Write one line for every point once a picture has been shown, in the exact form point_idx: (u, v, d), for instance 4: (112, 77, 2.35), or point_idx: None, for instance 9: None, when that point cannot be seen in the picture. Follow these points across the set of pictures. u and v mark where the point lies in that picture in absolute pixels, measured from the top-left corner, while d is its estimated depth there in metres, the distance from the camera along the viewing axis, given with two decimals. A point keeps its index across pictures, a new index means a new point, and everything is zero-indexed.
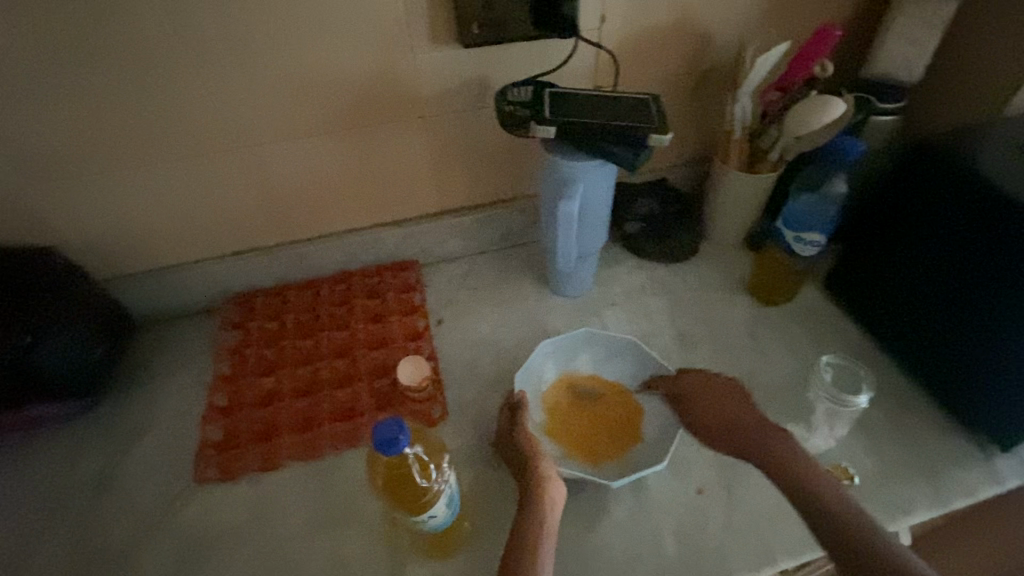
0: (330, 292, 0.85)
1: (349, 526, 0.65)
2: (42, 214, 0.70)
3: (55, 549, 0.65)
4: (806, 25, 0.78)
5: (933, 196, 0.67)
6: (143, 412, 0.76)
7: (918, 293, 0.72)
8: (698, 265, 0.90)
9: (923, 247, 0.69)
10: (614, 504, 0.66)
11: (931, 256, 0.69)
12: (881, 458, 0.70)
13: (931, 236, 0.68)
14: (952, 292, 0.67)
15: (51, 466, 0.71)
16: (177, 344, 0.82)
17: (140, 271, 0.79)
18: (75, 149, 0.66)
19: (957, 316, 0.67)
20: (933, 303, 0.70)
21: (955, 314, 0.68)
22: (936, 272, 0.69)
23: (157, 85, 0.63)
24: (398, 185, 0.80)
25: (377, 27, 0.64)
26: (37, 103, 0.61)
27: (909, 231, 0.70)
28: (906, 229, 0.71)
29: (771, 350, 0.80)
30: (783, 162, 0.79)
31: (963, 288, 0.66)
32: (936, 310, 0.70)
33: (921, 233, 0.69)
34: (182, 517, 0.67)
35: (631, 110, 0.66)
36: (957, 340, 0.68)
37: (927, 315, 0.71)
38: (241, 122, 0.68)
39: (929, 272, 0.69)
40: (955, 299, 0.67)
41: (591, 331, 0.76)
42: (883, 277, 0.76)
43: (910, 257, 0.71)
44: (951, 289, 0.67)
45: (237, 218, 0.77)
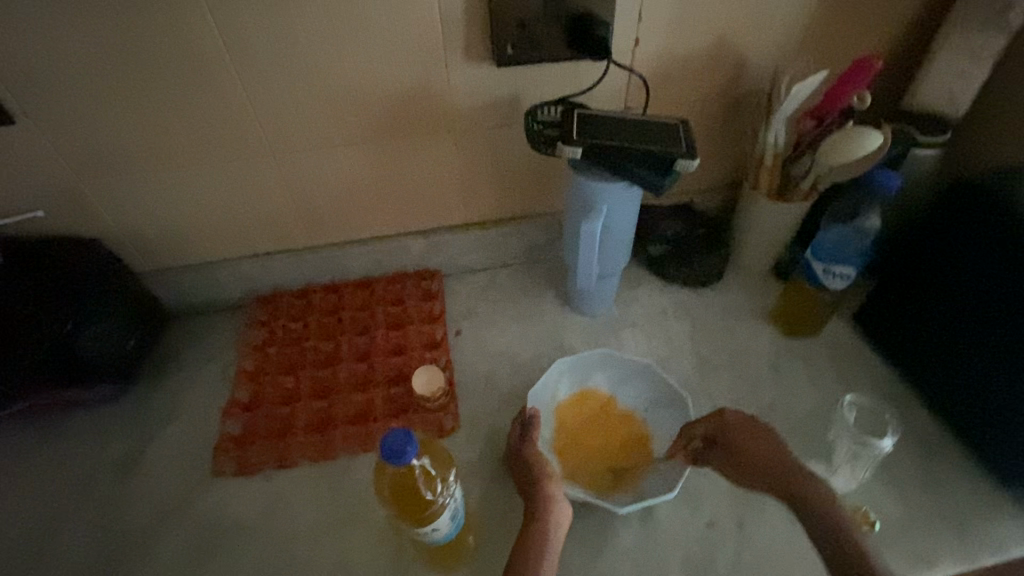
0: (354, 296, 0.87)
1: (356, 530, 0.66)
2: (91, 208, 0.74)
3: (79, 527, 0.68)
4: (845, 55, 0.77)
5: (974, 227, 0.65)
6: (170, 400, 0.79)
7: (950, 326, 0.69)
8: (722, 291, 0.88)
9: (956, 279, 0.67)
10: (622, 530, 0.65)
11: (965, 289, 0.66)
12: (905, 504, 0.67)
13: (965, 268, 0.66)
14: (986, 327, 0.65)
15: (81, 449, 0.75)
16: (206, 338, 0.85)
17: (177, 266, 0.83)
18: (126, 148, 0.70)
19: (990, 353, 0.64)
20: (965, 337, 0.67)
21: (988, 350, 0.65)
22: (969, 305, 0.66)
23: (206, 91, 0.66)
24: (426, 196, 0.82)
25: (414, 44, 0.66)
26: (94, 105, 0.65)
27: (943, 262, 0.68)
28: (938, 259, 0.69)
29: (794, 383, 0.78)
30: (815, 192, 0.77)
31: (996, 324, 0.63)
32: (968, 344, 0.67)
33: (954, 264, 0.67)
34: (198, 507, 0.69)
35: (659, 134, 0.66)
36: (991, 379, 0.65)
37: (959, 351, 0.68)
38: (281, 128, 0.71)
39: (962, 304, 0.67)
40: (989, 334, 0.64)
41: (608, 353, 0.76)
42: (914, 309, 0.73)
43: (942, 288, 0.69)
44: (983, 324, 0.65)
45: (271, 220, 0.80)
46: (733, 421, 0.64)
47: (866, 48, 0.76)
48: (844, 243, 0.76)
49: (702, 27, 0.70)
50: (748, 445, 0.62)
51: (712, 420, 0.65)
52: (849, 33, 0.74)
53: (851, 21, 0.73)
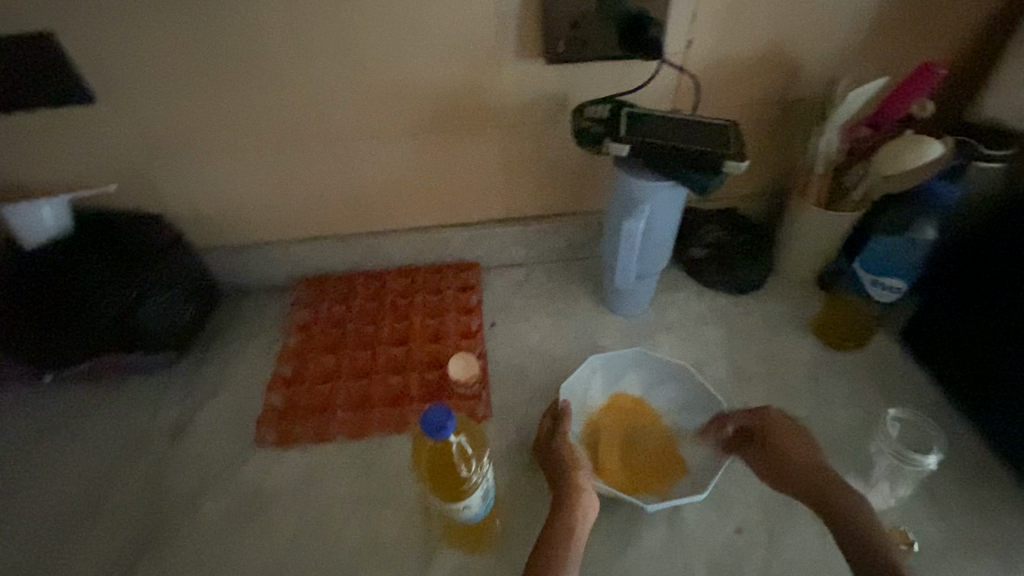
0: (395, 283, 0.90)
1: (387, 507, 0.68)
2: (159, 186, 0.79)
3: (131, 483, 0.73)
4: (907, 63, 0.75)
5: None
6: (218, 372, 0.83)
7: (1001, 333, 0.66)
8: (763, 299, 0.87)
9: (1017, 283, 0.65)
10: (648, 528, 0.65)
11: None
12: (947, 528, 0.64)
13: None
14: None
15: (136, 412, 0.79)
16: (254, 315, 0.90)
17: (231, 245, 0.87)
18: (194, 131, 0.74)
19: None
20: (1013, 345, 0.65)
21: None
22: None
23: (269, 79, 0.70)
24: (470, 189, 0.84)
25: (470, 39, 0.68)
26: (169, 89, 0.70)
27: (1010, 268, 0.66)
28: (1002, 271, 0.67)
29: (834, 397, 0.76)
30: (867, 202, 0.75)
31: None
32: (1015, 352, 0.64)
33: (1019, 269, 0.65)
34: (240, 473, 0.72)
35: (707, 135, 0.66)
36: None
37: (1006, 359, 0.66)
38: (338, 117, 0.74)
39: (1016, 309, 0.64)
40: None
41: (642, 352, 0.75)
42: (964, 315, 0.71)
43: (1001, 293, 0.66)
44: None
45: (321, 205, 0.84)
46: (766, 414, 0.67)
47: (928, 56, 0.74)
48: (898, 253, 0.76)
49: (757, 30, 0.70)
50: (783, 438, 0.64)
51: (750, 417, 0.67)
52: (911, 40, 0.72)
53: (914, 28, 0.71)
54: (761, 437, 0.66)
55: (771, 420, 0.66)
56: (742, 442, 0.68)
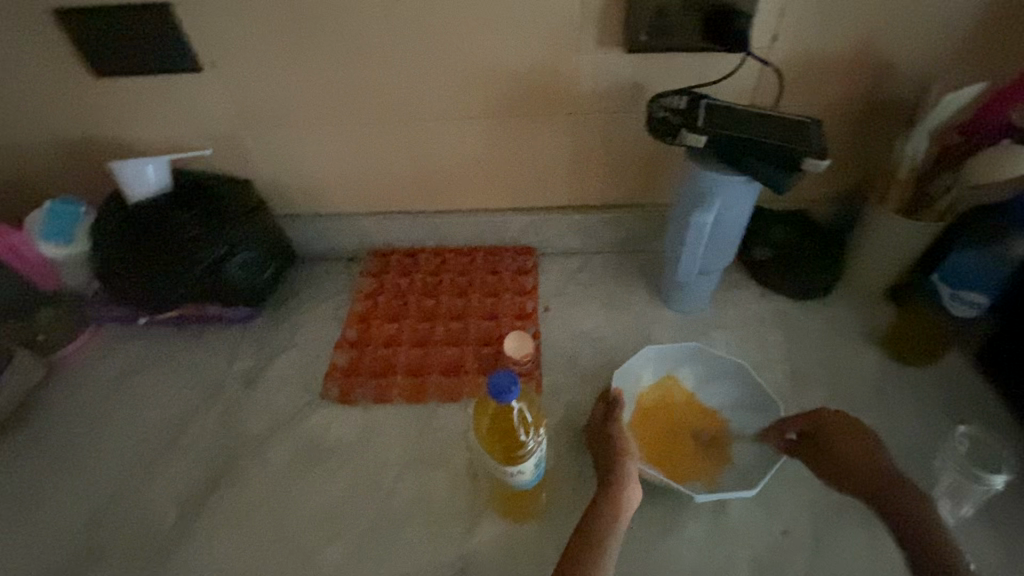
0: (456, 261, 0.93)
1: (437, 470, 0.72)
2: (249, 152, 0.85)
3: (207, 423, 0.79)
4: (1011, 68, 0.71)
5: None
6: (288, 330, 0.89)
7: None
8: (827, 305, 0.85)
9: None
10: (691, 519, 0.66)
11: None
12: (1012, 556, 0.61)
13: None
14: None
15: (214, 359, 0.86)
16: (323, 281, 0.95)
17: (308, 213, 0.92)
18: (286, 102, 0.79)
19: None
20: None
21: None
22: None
23: (358, 56, 0.74)
24: (537, 174, 0.86)
25: (553, 25, 0.69)
26: (267, 61, 0.75)
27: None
28: None
29: (897, 411, 0.73)
30: (953, 212, 0.72)
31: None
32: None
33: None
34: (304, 424, 0.77)
35: (789, 131, 0.65)
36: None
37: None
38: (418, 96, 0.77)
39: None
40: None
41: (698, 346, 0.75)
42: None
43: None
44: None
45: (394, 181, 0.87)
46: (825, 419, 0.63)
47: None
48: (982, 268, 0.71)
49: (848, 27, 0.68)
50: (837, 443, 0.62)
51: (806, 418, 0.64)
52: (1019, 44, 0.68)
53: (1022, 31, 0.67)
54: (821, 438, 0.63)
55: (827, 420, 0.63)
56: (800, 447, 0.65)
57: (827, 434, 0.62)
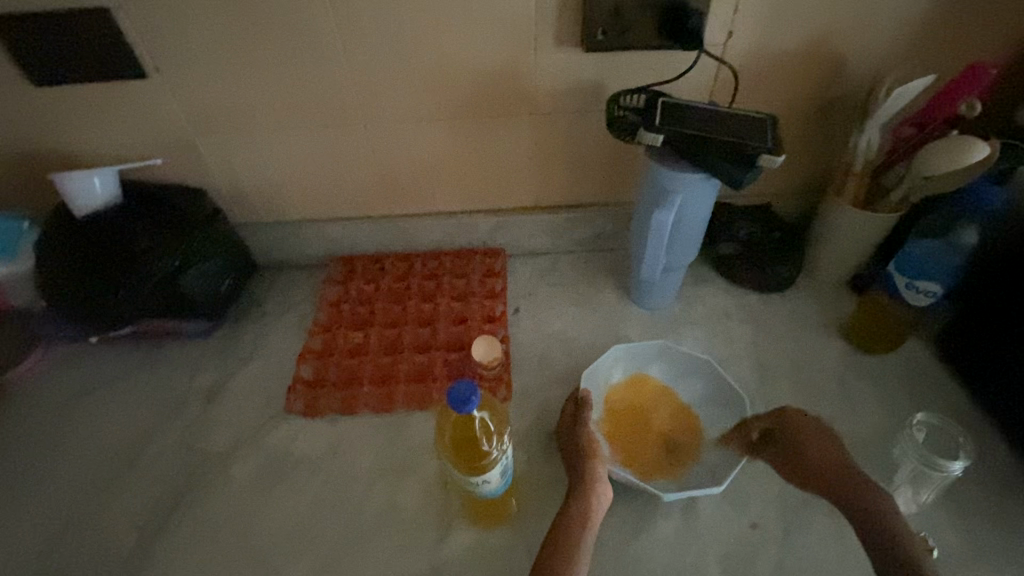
0: (423, 266, 0.92)
1: (407, 480, 0.70)
2: (202, 160, 0.82)
3: (167, 442, 0.76)
4: (958, 61, 0.72)
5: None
6: (251, 342, 0.86)
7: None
8: (791, 298, 0.86)
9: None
10: (662, 517, 0.66)
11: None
12: (970, 539, 0.63)
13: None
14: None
15: (174, 375, 0.83)
16: (287, 290, 0.92)
17: (268, 222, 0.90)
18: (238, 108, 0.76)
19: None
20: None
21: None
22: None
23: (312, 59, 0.71)
24: (501, 176, 0.85)
25: (508, 25, 0.68)
26: (216, 67, 0.72)
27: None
28: None
29: (859, 400, 0.75)
30: (906, 203, 0.73)
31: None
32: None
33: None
34: (268, 439, 0.75)
35: (744, 128, 0.65)
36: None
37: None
38: (375, 99, 0.76)
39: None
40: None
41: (666, 344, 0.76)
42: (998, 319, 0.69)
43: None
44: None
45: (356, 186, 0.86)
46: (791, 417, 0.66)
47: (981, 54, 0.72)
48: (934, 257, 0.74)
49: (800, 23, 0.68)
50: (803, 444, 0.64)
51: (771, 415, 0.68)
52: (964, 37, 0.70)
53: (968, 24, 0.69)
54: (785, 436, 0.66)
55: (789, 418, 0.66)
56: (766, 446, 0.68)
57: (791, 431, 0.66)
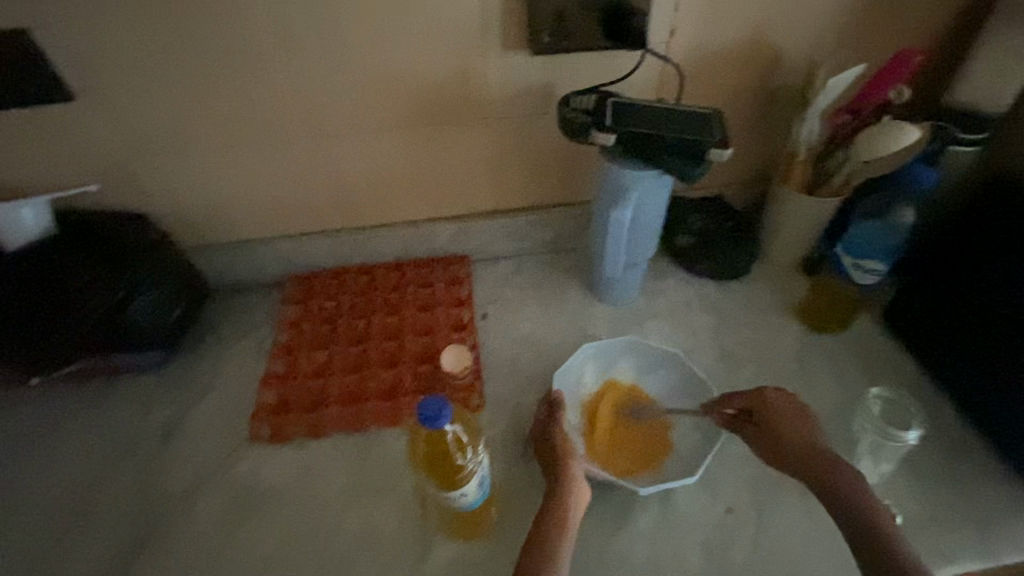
0: (385, 278, 0.90)
1: (384, 499, 0.69)
2: (142, 184, 0.78)
3: (124, 484, 0.72)
4: (885, 49, 0.76)
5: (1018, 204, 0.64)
6: (209, 371, 0.83)
7: (981, 302, 0.68)
8: (748, 284, 0.89)
9: (992, 255, 0.67)
10: (640, 511, 0.67)
11: (1000, 263, 0.66)
12: (929, 502, 0.66)
13: (1004, 244, 0.66)
14: (1012, 299, 0.64)
15: (127, 412, 0.79)
16: (244, 313, 0.89)
17: (219, 244, 0.86)
18: (177, 127, 0.73)
19: (1013, 327, 0.65)
20: (990, 314, 0.67)
21: (1012, 323, 0.65)
22: (1001, 278, 0.66)
23: (253, 74, 0.69)
24: (457, 182, 0.84)
25: (454, 31, 0.68)
26: (151, 87, 0.69)
27: (985, 239, 0.68)
28: (970, 253, 0.69)
29: (818, 378, 0.78)
30: (848, 187, 0.77)
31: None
32: (995, 321, 0.67)
33: (994, 240, 0.67)
34: (234, 470, 0.72)
35: (691, 124, 0.67)
36: (1008, 353, 0.65)
37: (984, 328, 0.68)
38: (323, 112, 0.74)
39: (994, 278, 0.67)
40: (1015, 306, 0.64)
41: (633, 340, 0.77)
42: (936, 290, 0.73)
43: (978, 265, 0.68)
44: (1013, 296, 0.64)
45: (309, 202, 0.83)
46: (769, 399, 0.65)
47: (904, 42, 0.76)
48: (876, 237, 0.78)
49: (737, 20, 0.71)
50: (782, 421, 0.63)
51: (750, 395, 0.66)
52: (889, 27, 0.74)
53: (890, 15, 0.73)
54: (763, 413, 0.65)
55: (771, 397, 0.65)
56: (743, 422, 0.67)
57: (769, 410, 0.64)
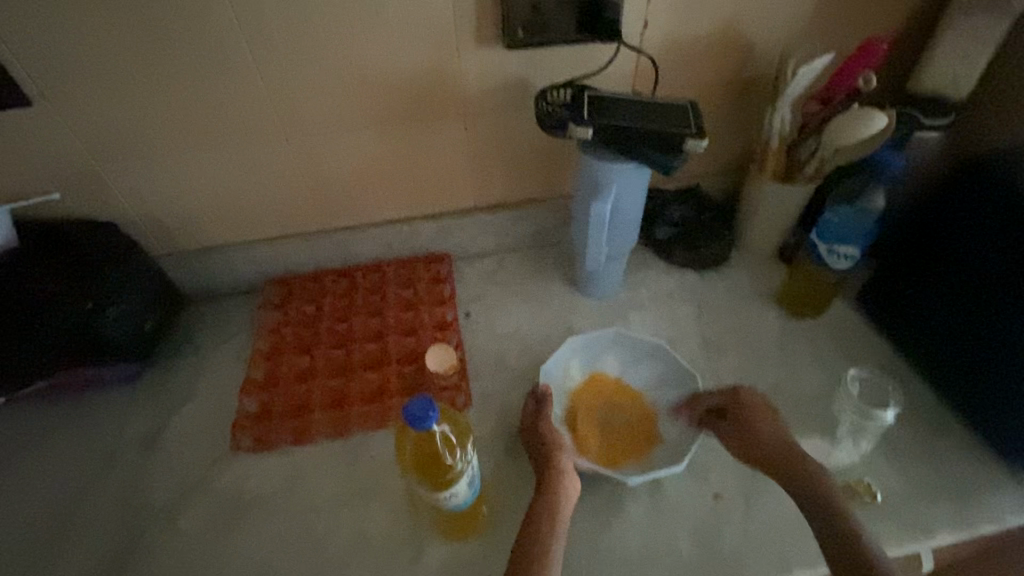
0: (365, 279, 0.89)
1: (373, 503, 0.68)
2: (109, 191, 0.76)
3: (102, 501, 0.70)
4: (852, 38, 0.77)
5: (979, 190, 0.67)
6: (187, 380, 0.80)
7: (948, 290, 0.71)
8: (728, 273, 0.90)
9: (954, 246, 0.69)
10: (630, 502, 0.67)
11: (963, 253, 0.68)
12: (907, 478, 0.68)
13: (966, 230, 0.68)
14: (978, 287, 0.67)
15: (101, 427, 0.76)
16: (221, 320, 0.87)
17: (191, 250, 0.84)
18: (142, 131, 0.71)
19: (980, 313, 0.67)
20: (957, 300, 0.70)
21: (980, 309, 0.67)
22: (964, 267, 0.68)
23: (221, 74, 0.67)
24: (436, 180, 0.83)
25: (427, 27, 0.67)
26: (113, 89, 0.66)
27: (946, 230, 0.70)
28: (937, 236, 0.71)
29: (798, 362, 0.79)
30: (821, 174, 0.78)
31: (990, 283, 0.66)
32: (963, 308, 0.69)
33: (955, 231, 0.69)
34: (217, 482, 0.71)
35: (668, 115, 0.67)
36: (977, 335, 0.68)
37: (953, 313, 0.71)
38: (296, 112, 0.72)
39: (958, 268, 0.69)
40: (982, 294, 0.67)
41: (618, 332, 0.77)
42: (907, 272, 0.76)
43: (942, 255, 0.71)
44: (979, 284, 0.67)
45: (285, 204, 0.82)
46: (745, 395, 0.68)
47: (871, 31, 0.77)
48: (850, 223, 0.78)
49: (709, 11, 0.71)
50: (755, 418, 0.66)
51: (725, 393, 0.70)
52: (855, 16, 0.75)
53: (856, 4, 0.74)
54: (737, 410, 0.68)
55: (744, 395, 0.68)
56: (714, 420, 0.70)
57: (743, 407, 0.67)
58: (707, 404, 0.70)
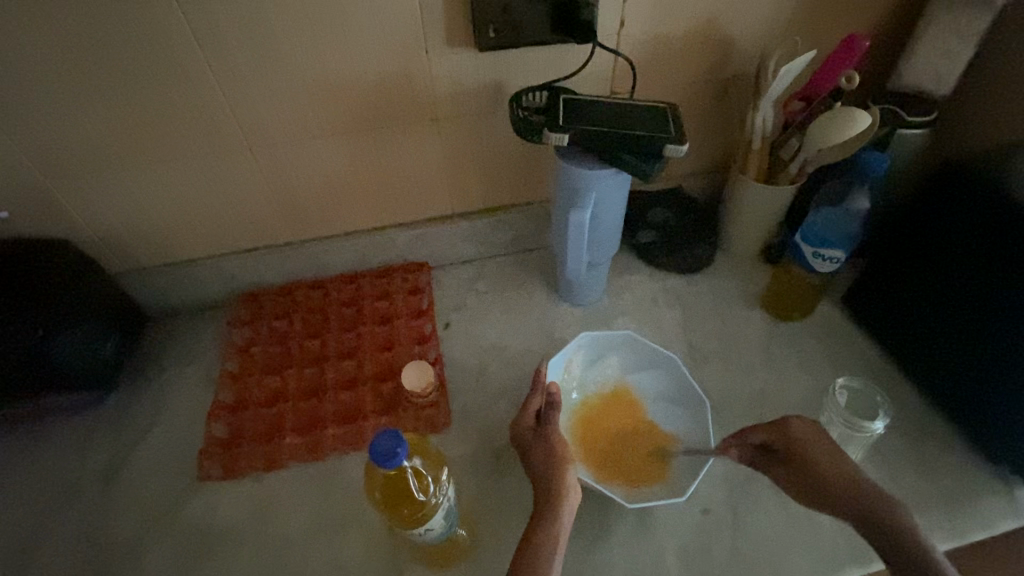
0: (340, 292, 0.85)
1: (349, 531, 0.65)
2: (60, 208, 0.71)
3: (61, 538, 0.66)
4: (833, 35, 0.75)
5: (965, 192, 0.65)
6: (152, 404, 0.77)
7: (946, 289, 0.68)
8: (712, 277, 0.88)
9: (960, 248, 0.65)
10: (616, 520, 0.65)
11: (971, 257, 0.65)
12: (896, 486, 0.67)
13: (954, 232, 0.66)
14: (985, 294, 0.64)
15: (62, 457, 0.73)
16: (188, 339, 0.83)
17: (152, 266, 0.80)
18: (92, 144, 0.66)
19: (979, 320, 0.65)
20: (953, 308, 0.68)
21: (979, 316, 0.65)
22: (972, 273, 0.65)
23: (176, 86, 0.64)
24: (408, 188, 0.80)
25: (393, 28, 0.63)
26: (56, 101, 0.62)
27: (936, 233, 0.68)
28: (925, 238, 0.69)
29: (784, 368, 0.78)
30: (803, 175, 0.76)
31: (994, 291, 0.62)
32: (962, 314, 0.67)
33: (959, 238, 0.65)
34: (184, 513, 0.67)
35: (645, 120, 0.65)
36: (972, 341, 0.66)
37: (953, 317, 0.68)
38: (257, 120, 0.68)
39: (965, 271, 0.65)
40: (987, 302, 0.63)
41: (631, 336, 0.74)
42: (897, 273, 0.74)
43: (932, 257, 0.69)
44: (980, 287, 0.64)
45: (251, 217, 0.78)
46: (791, 430, 0.61)
47: (852, 27, 0.75)
48: (834, 226, 0.76)
49: (687, 9, 0.68)
50: (804, 450, 0.59)
51: (771, 428, 0.62)
52: (836, 13, 0.73)
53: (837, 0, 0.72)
54: (787, 450, 0.60)
55: (793, 428, 0.61)
56: (766, 457, 0.63)
57: (795, 445, 0.60)
58: (755, 439, 0.63)
